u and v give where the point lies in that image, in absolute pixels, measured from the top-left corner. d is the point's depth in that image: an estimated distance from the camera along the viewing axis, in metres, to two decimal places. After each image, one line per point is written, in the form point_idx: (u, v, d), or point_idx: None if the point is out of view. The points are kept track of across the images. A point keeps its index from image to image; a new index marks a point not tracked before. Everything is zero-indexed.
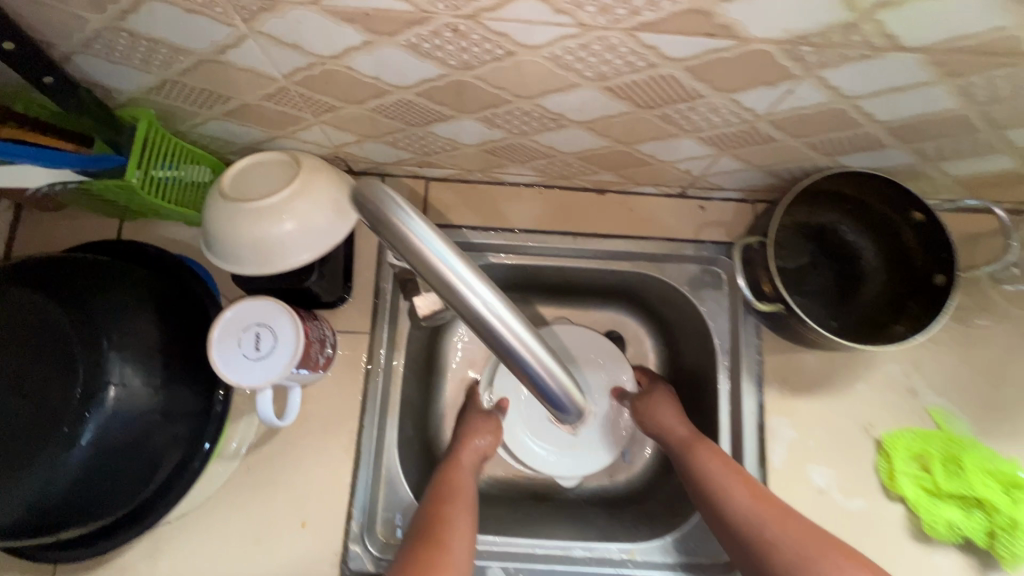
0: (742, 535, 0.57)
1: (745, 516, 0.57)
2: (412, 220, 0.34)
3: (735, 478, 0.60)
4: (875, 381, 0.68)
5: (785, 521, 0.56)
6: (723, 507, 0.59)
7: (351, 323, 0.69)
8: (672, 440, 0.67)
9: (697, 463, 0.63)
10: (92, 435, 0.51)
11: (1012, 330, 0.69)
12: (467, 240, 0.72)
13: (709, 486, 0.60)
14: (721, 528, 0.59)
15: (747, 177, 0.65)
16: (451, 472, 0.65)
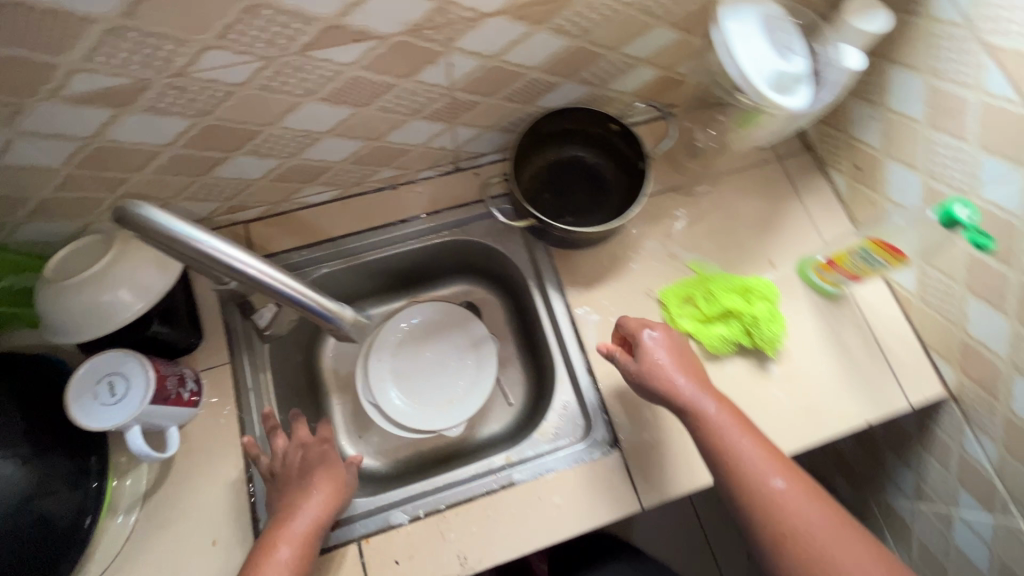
0: (764, 516, 0.62)
1: (771, 499, 0.62)
2: (162, 217, 0.47)
3: (764, 461, 0.65)
4: (645, 257, 0.87)
5: (806, 505, 0.62)
6: (746, 488, 0.63)
7: (211, 359, 0.78)
8: (693, 411, 0.69)
9: (723, 441, 0.66)
10: None
11: (726, 187, 0.91)
12: (293, 260, 0.84)
13: (736, 468, 0.64)
14: (738, 506, 0.64)
15: (489, 138, 0.83)
16: (275, 546, 0.63)
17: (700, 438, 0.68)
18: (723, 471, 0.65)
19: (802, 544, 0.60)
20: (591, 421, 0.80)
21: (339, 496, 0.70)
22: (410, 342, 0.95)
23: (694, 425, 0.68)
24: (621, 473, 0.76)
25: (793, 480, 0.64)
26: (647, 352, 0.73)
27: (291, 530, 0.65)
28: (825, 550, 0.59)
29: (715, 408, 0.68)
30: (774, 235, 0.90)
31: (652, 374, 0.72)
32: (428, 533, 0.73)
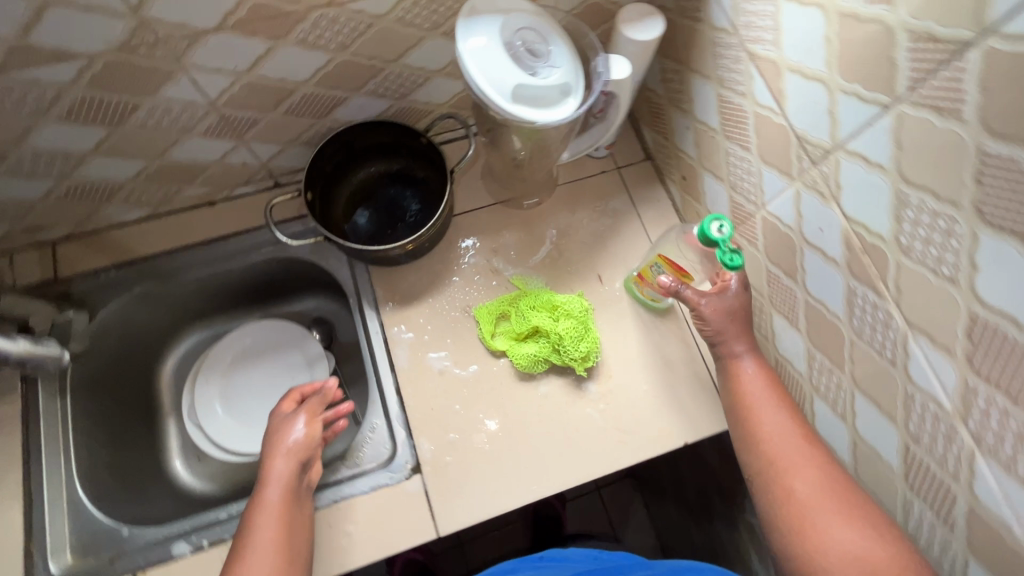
0: (762, 468, 0.63)
1: (773, 456, 0.63)
2: None
3: (785, 421, 0.64)
4: (467, 272, 0.85)
5: (807, 465, 0.61)
6: (754, 444, 0.64)
7: (1, 384, 0.76)
8: (731, 363, 0.69)
9: (749, 398, 0.67)
10: None
11: (558, 200, 0.89)
12: (102, 280, 0.82)
13: (753, 423, 0.65)
14: (746, 457, 0.65)
15: (297, 152, 0.81)
16: (252, 518, 0.66)
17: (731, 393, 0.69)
18: (740, 426, 0.67)
19: (800, 501, 0.59)
20: (395, 446, 0.77)
21: (308, 447, 0.73)
22: (242, 362, 0.93)
23: (731, 377, 0.69)
24: (420, 499, 0.74)
25: (802, 444, 0.62)
26: (717, 291, 0.69)
27: (263, 502, 0.67)
28: (811, 511, 0.58)
29: (759, 366, 0.68)
30: (608, 248, 0.87)
31: (717, 319, 0.68)
32: (209, 564, 0.71)
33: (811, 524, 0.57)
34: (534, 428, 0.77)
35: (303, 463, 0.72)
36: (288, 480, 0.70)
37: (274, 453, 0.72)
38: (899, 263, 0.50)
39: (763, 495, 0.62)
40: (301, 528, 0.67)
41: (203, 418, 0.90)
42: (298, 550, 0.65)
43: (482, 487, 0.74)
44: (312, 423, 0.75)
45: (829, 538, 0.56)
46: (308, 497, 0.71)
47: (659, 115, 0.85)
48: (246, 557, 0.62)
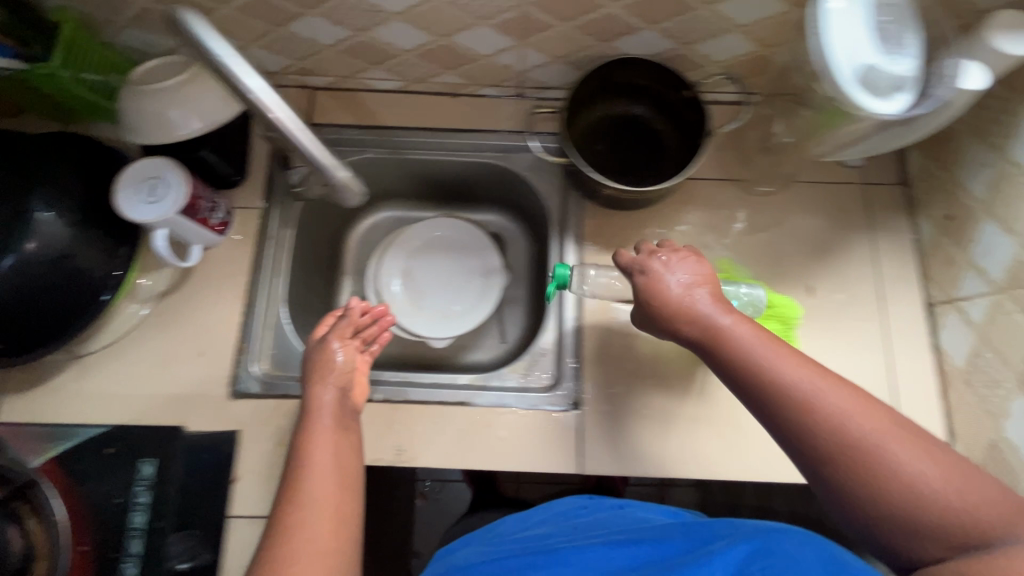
0: (800, 409, 0.55)
1: (808, 396, 0.55)
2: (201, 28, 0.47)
3: (792, 362, 0.58)
4: (676, 239, 0.83)
5: (846, 411, 0.54)
6: (801, 399, 0.56)
7: (245, 199, 0.85)
8: (710, 321, 0.63)
9: (756, 353, 0.59)
10: (12, 258, 0.67)
11: (792, 197, 0.83)
12: (342, 135, 0.88)
13: (772, 372, 0.57)
14: (771, 416, 0.57)
15: (557, 70, 0.81)
16: (307, 445, 0.67)
17: (714, 352, 0.62)
18: (757, 386, 0.58)
19: (863, 437, 0.53)
20: (561, 376, 0.79)
21: (344, 375, 0.74)
22: (428, 251, 0.98)
23: (701, 335, 0.63)
24: (572, 433, 0.77)
25: (825, 378, 0.56)
26: (645, 265, 0.68)
27: (314, 431, 0.68)
28: (881, 455, 0.52)
29: (716, 325, 0.62)
30: (828, 261, 0.81)
31: (653, 306, 0.67)
32: (377, 416, 0.78)
33: (886, 475, 0.51)
34: (697, 410, 0.77)
35: (344, 390, 0.73)
36: (337, 406, 0.71)
37: (316, 383, 0.72)
38: None
39: (810, 462, 0.55)
40: (353, 448, 0.69)
41: (383, 289, 0.96)
42: (351, 468, 0.67)
43: (633, 446, 0.76)
44: (346, 347, 0.77)
45: (915, 489, 0.50)
46: (353, 419, 0.73)
47: (944, 141, 0.77)
48: (307, 479, 0.64)
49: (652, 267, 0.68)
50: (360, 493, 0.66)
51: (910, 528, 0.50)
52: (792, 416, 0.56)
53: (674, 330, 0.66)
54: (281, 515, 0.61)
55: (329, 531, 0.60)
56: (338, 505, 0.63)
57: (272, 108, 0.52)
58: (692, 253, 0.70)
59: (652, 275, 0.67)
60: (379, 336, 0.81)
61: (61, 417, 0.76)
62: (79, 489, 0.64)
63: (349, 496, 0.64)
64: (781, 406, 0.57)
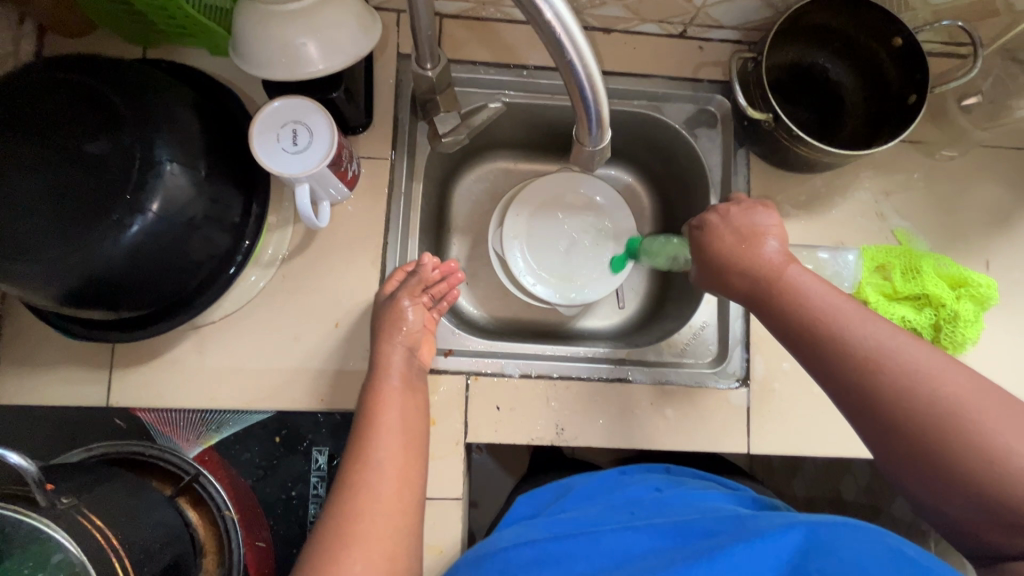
0: (867, 379, 0.46)
1: (881, 365, 0.46)
2: None
3: (874, 325, 0.48)
4: (848, 205, 0.76)
5: (924, 380, 0.44)
6: (877, 368, 0.46)
7: (371, 150, 0.74)
8: (765, 270, 0.54)
9: (813, 309, 0.50)
10: (143, 223, 0.55)
11: (973, 162, 0.77)
12: (479, 76, 0.77)
13: (837, 332, 0.48)
14: (823, 376, 0.49)
15: (744, 7, 0.70)
16: (375, 406, 0.62)
17: (766, 306, 0.54)
18: (810, 343, 0.50)
19: (959, 422, 0.42)
20: (727, 351, 0.75)
21: (413, 334, 0.68)
22: (553, 209, 0.90)
23: (764, 286, 0.54)
24: (741, 413, 0.73)
25: (919, 348, 0.46)
26: (710, 228, 0.59)
27: (382, 392, 0.63)
28: (972, 431, 0.42)
29: (780, 275, 0.53)
30: (1007, 234, 0.77)
31: (710, 264, 0.58)
32: (534, 393, 0.72)
33: (973, 454, 0.41)
34: None
35: (412, 349, 0.68)
36: (405, 367, 0.66)
37: (385, 339, 0.67)
38: None
39: (867, 431, 0.47)
40: (422, 413, 0.64)
41: (506, 251, 0.87)
42: (419, 433, 0.63)
43: (802, 424, 0.73)
44: (417, 305, 0.69)
45: (998, 471, 0.41)
46: (420, 380, 0.68)
47: None
48: (372, 440, 0.60)
49: (713, 216, 0.60)
50: (424, 455, 0.63)
51: (984, 512, 0.42)
52: (853, 378, 0.46)
53: (723, 282, 0.58)
54: (345, 472, 0.58)
55: (384, 505, 0.56)
56: (405, 466, 0.59)
57: (549, 10, 0.36)
58: (765, 205, 0.60)
59: (711, 225, 0.59)
60: (449, 293, 0.75)
61: (184, 398, 0.68)
62: (246, 480, 0.66)
63: (415, 462, 0.60)
64: (845, 373, 0.47)
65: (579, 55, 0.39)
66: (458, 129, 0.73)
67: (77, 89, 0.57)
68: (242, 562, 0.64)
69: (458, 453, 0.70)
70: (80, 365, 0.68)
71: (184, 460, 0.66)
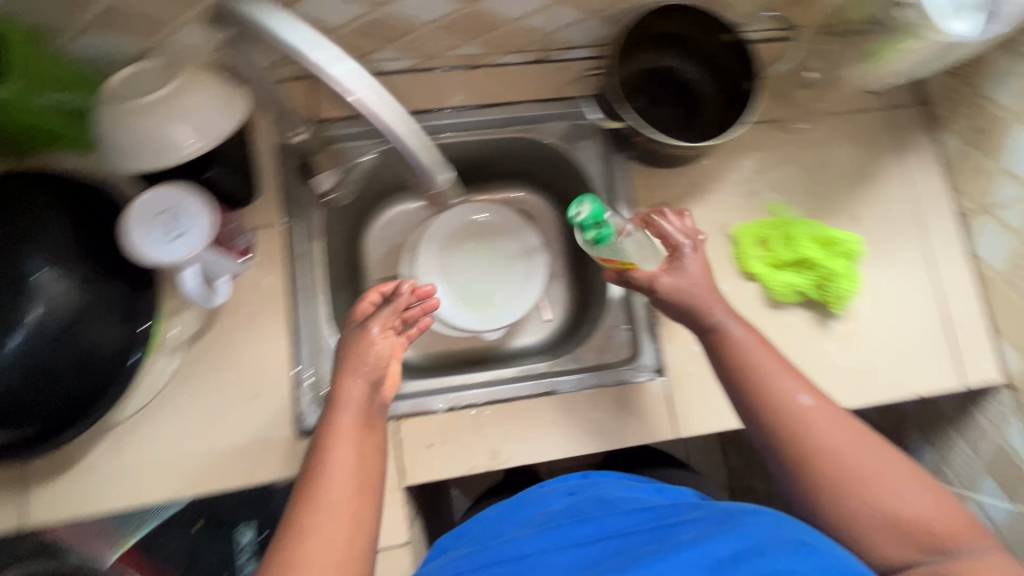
0: (788, 430, 0.61)
1: (792, 419, 0.61)
2: (272, 12, 0.42)
3: (792, 385, 0.63)
4: (724, 189, 0.82)
5: (826, 424, 0.60)
6: (791, 419, 0.61)
7: (263, 218, 0.75)
8: (718, 330, 0.67)
9: (753, 364, 0.64)
10: (19, 337, 0.56)
11: (825, 130, 0.84)
12: (358, 129, 0.79)
13: (766, 387, 0.63)
14: (756, 422, 0.63)
15: (588, 27, 0.75)
16: (328, 443, 0.61)
17: (719, 359, 0.67)
18: (751, 395, 0.63)
19: (844, 463, 0.58)
20: (640, 346, 0.78)
21: (379, 365, 0.66)
22: (460, 240, 0.92)
23: (715, 345, 0.67)
24: (662, 402, 0.76)
25: (819, 401, 0.62)
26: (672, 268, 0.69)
27: (336, 427, 0.62)
28: (850, 471, 0.58)
29: (727, 338, 0.66)
30: (867, 190, 0.84)
31: (675, 297, 0.68)
32: (463, 424, 0.73)
33: (852, 488, 0.57)
34: None
35: (376, 382, 0.66)
36: (363, 402, 0.64)
37: (344, 371, 0.65)
38: None
39: (786, 469, 0.61)
40: (377, 452, 0.62)
41: None
42: (375, 472, 0.61)
43: (724, 401, 0.76)
44: (386, 333, 0.68)
45: (867, 499, 0.57)
46: (378, 418, 0.66)
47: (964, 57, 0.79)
48: (323, 480, 0.58)
49: (672, 252, 0.70)
50: (378, 499, 0.60)
51: (860, 531, 0.57)
52: (777, 426, 0.61)
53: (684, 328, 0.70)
54: (290, 512, 0.56)
55: (334, 545, 0.54)
56: (357, 510, 0.57)
57: (355, 92, 0.42)
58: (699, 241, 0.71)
59: (673, 260, 0.69)
60: (420, 320, 0.72)
61: (105, 500, 0.67)
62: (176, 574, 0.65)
63: (365, 501, 0.58)
64: (771, 422, 0.62)
65: (383, 112, 0.44)
66: (345, 180, 0.81)
67: None
68: None
69: (397, 499, 0.70)
70: None
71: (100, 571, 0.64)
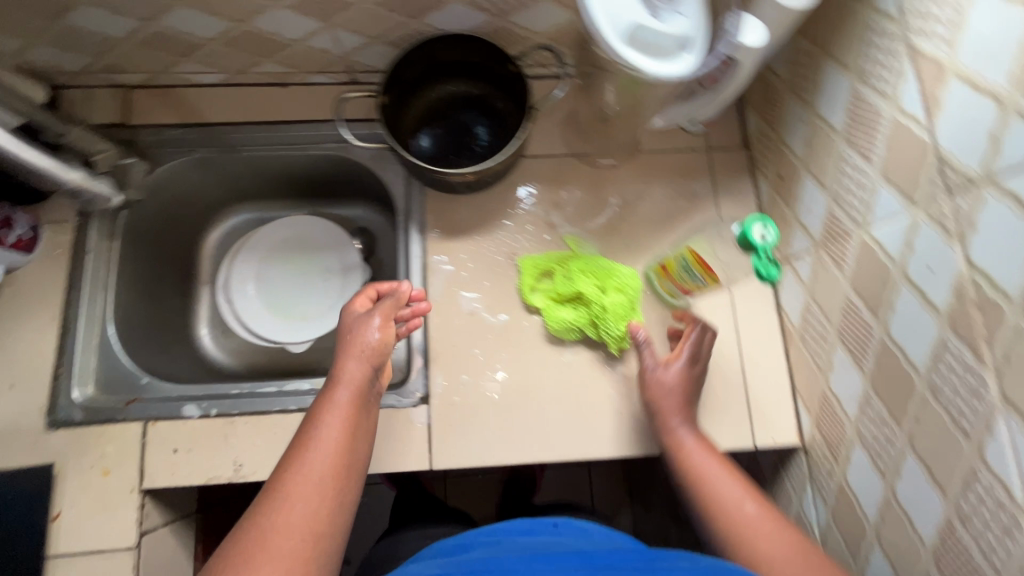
0: (729, 543, 0.59)
1: (737, 535, 0.59)
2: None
3: (740, 499, 0.62)
4: (519, 218, 0.80)
5: (772, 542, 0.57)
6: (731, 534, 0.60)
7: (57, 212, 0.78)
8: (671, 439, 0.68)
9: (702, 471, 0.65)
10: None
11: (636, 168, 0.82)
12: (166, 137, 0.82)
13: (710, 500, 0.63)
14: (707, 533, 0.62)
15: (381, 51, 0.77)
16: (320, 413, 0.62)
17: (674, 467, 0.67)
18: (700, 503, 0.63)
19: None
20: (409, 371, 0.76)
21: (380, 353, 0.67)
22: (283, 251, 0.94)
23: (671, 453, 0.68)
24: (420, 430, 0.73)
25: (761, 519, 0.60)
26: (666, 364, 0.72)
27: (332, 402, 0.63)
28: None
29: (681, 449, 0.67)
30: (675, 231, 0.81)
31: (657, 387, 0.70)
32: (212, 431, 0.73)
33: None
34: (545, 393, 0.75)
35: (377, 366, 0.67)
36: (361, 384, 0.65)
37: (348, 353, 0.66)
38: (1015, 329, 0.42)
39: None
40: (367, 435, 0.63)
41: (235, 296, 0.91)
42: (360, 453, 0.61)
43: (485, 436, 0.73)
44: (390, 326, 0.69)
45: None
46: (374, 400, 0.67)
47: (771, 99, 0.76)
48: (312, 452, 0.59)
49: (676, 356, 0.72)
50: (359, 482, 0.60)
51: None
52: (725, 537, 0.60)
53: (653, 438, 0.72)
54: (272, 481, 0.57)
55: (315, 513, 0.54)
56: (337, 489, 0.57)
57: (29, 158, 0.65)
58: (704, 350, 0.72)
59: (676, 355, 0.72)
60: (413, 326, 0.73)
61: None
62: None
63: (349, 481, 0.59)
64: (724, 531, 0.60)
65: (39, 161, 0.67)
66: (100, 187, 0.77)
67: None
68: None
69: (132, 501, 0.70)
70: None
71: None
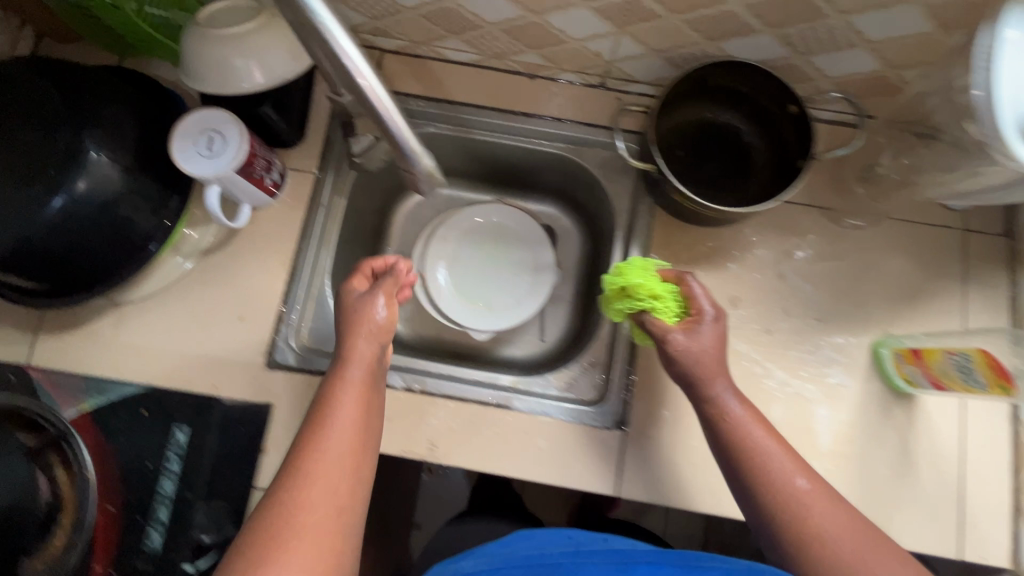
0: (794, 523, 0.55)
1: (800, 510, 0.55)
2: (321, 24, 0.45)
3: (789, 469, 0.58)
4: (747, 262, 0.77)
5: (837, 519, 0.55)
6: (794, 509, 0.55)
7: (301, 162, 0.81)
8: (716, 406, 0.62)
9: (752, 443, 0.59)
10: (60, 204, 0.61)
11: (882, 234, 0.77)
12: (409, 106, 0.83)
13: (767, 474, 0.57)
14: (756, 510, 0.57)
15: (652, 64, 0.74)
16: (331, 394, 0.59)
17: (718, 439, 0.61)
18: (753, 478, 0.58)
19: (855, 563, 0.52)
20: (607, 394, 0.76)
21: (385, 331, 0.65)
22: (478, 237, 0.95)
23: (715, 423, 0.62)
24: (613, 454, 0.73)
25: (824, 495, 0.56)
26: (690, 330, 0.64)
27: (345, 382, 0.60)
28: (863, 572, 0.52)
29: (728, 419, 0.61)
30: (911, 310, 0.75)
31: (686, 359, 0.63)
32: (412, 406, 0.74)
33: None
34: None
35: (383, 345, 0.65)
36: (372, 363, 0.63)
37: (357, 332, 0.63)
38: None
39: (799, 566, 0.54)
40: (377, 416, 0.61)
41: (428, 272, 0.91)
42: (373, 435, 0.60)
43: (677, 476, 0.72)
44: (392, 302, 0.66)
45: None
46: (382, 377, 0.64)
47: None
48: (327, 434, 0.56)
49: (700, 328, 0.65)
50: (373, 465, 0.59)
51: None
52: (782, 511, 0.56)
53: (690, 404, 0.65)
54: (284, 467, 0.54)
55: (337, 500, 0.53)
56: (357, 469, 0.55)
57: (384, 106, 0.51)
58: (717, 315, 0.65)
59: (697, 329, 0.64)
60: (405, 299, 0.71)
61: (87, 368, 0.73)
62: (112, 452, 0.70)
63: (366, 462, 0.57)
64: (781, 508, 0.56)
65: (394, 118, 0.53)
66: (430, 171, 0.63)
67: (9, 92, 0.63)
68: (90, 523, 0.68)
69: None
70: (11, 325, 0.75)
71: (59, 420, 0.70)
